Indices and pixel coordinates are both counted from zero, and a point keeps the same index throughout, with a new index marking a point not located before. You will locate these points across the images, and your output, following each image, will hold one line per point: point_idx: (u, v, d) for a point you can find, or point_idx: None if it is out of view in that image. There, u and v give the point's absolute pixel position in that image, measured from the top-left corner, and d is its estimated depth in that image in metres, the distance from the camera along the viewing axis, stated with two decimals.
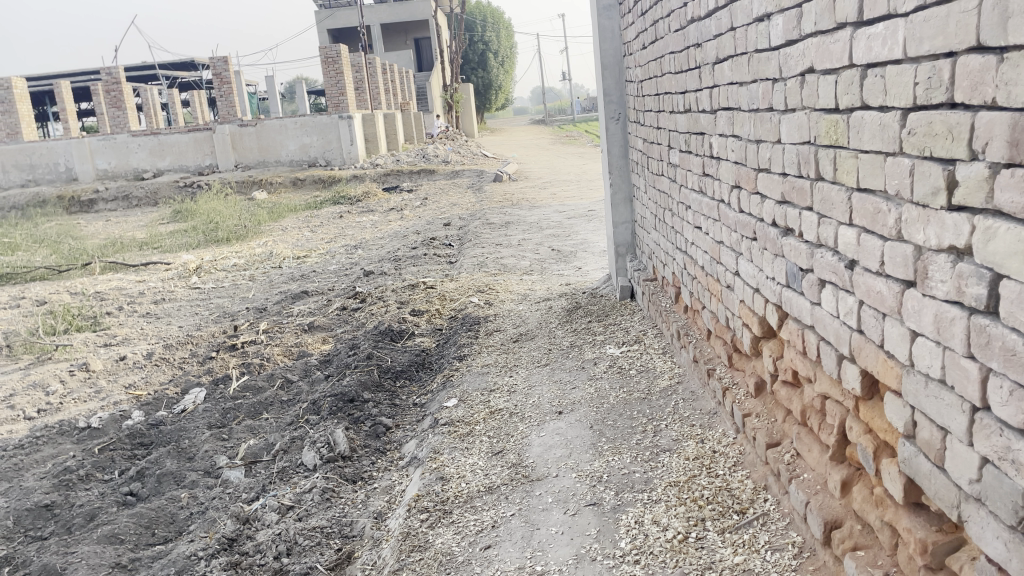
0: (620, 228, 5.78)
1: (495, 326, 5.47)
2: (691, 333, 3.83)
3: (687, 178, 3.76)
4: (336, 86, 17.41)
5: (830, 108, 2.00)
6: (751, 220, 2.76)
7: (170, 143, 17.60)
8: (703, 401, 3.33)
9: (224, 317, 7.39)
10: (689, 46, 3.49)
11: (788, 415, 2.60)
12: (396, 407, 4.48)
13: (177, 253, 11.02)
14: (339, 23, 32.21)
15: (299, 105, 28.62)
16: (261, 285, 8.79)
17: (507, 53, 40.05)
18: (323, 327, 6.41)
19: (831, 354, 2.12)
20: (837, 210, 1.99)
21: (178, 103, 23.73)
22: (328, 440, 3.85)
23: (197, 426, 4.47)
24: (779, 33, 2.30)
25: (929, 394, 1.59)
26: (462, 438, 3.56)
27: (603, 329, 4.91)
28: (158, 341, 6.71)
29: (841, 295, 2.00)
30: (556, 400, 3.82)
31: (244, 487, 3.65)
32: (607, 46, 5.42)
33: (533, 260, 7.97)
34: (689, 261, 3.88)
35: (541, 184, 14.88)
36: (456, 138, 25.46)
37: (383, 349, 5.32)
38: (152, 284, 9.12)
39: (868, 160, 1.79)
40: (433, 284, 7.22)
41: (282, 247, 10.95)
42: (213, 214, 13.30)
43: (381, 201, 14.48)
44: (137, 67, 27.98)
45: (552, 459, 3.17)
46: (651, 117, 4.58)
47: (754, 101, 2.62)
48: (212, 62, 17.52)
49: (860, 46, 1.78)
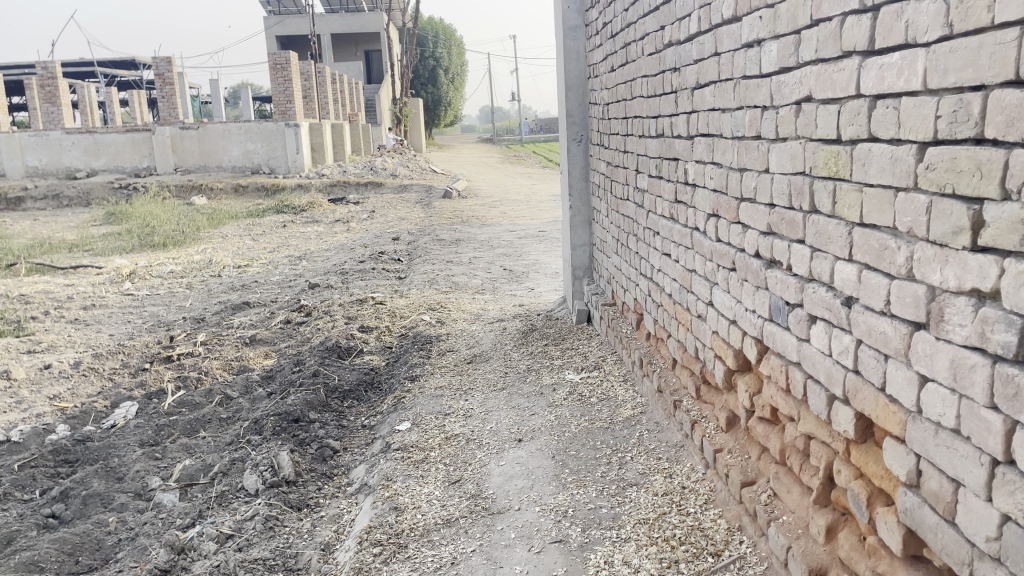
0: (577, 251, 5.70)
1: (448, 345, 5.31)
2: (654, 362, 3.75)
3: (656, 204, 3.69)
4: (284, 93, 16.98)
5: (829, 139, 1.93)
6: (729, 250, 2.69)
7: (106, 142, 16.94)
8: (669, 433, 3.23)
9: (159, 327, 7.04)
10: (664, 70, 3.44)
11: (763, 453, 2.52)
12: (344, 429, 4.27)
13: (109, 257, 10.55)
14: (289, 30, 31.72)
15: (244, 111, 28.01)
16: (200, 294, 8.46)
17: (458, 70, 40.07)
18: (265, 341, 6.14)
19: (819, 394, 2.04)
20: (835, 245, 1.91)
21: (115, 102, 22.93)
22: (272, 463, 3.63)
23: (128, 444, 4.18)
24: (772, 59, 2.24)
25: (939, 444, 1.52)
26: (416, 465, 3.39)
27: (561, 353, 4.80)
28: (87, 350, 6.33)
29: (836, 333, 1.92)
30: (514, 427, 3.68)
31: (178, 513, 3.38)
32: (571, 67, 5.38)
33: (485, 279, 7.84)
34: (654, 287, 3.80)
35: (491, 202, 14.80)
36: (404, 152, 25.25)
37: (330, 366, 5.11)
38: (81, 289, 8.66)
39: (873, 195, 1.72)
40: (382, 300, 7.02)
41: (222, 255, 10.58)
42: (149, 218, 12.80)
43: (327, 212, 14.18)
44: (74, 63, 27.06)
45: (513, 491, 3.02)
46: (617, 140, 4.53)
47: (739, 128, 2.55)
48: (154, 61, 16.93)
49: (870, 76, 1.71)
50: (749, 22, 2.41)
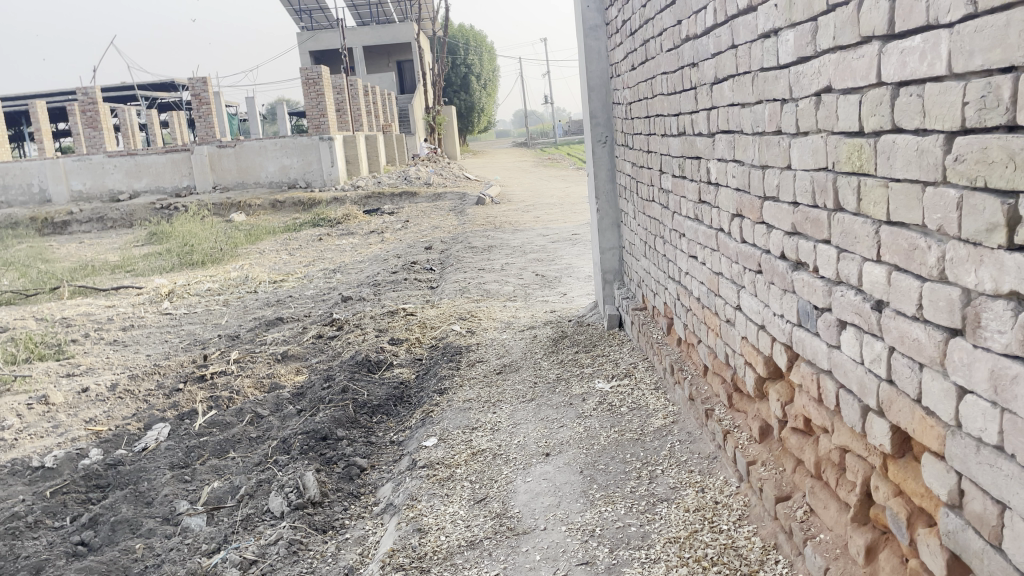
0: (607, 254, 5.58)
1: (478, 356, 5.23)
2: (685, 368, 3.62)
3: (681, 205, 3.56)
4: (317, 108, 16.92)
5: (852, 132, 1.79)
6: (755, 252, 2.56)
7: (146, 164, 17.27)
8: (702, 444, 3.10)
9: (195, 346, 7.08)
10: (683, 66, 3.30)
11: (798, 465, 2.38)
12: (372, 446, 4.20)
13: (149, 277, 10.70)
14: (321, 44, 32.04)
15: (280, 127, 28.34)
16: (236, 311, 8.51)
17: (490, 76, 40.12)
18: (296, 356, 6.13)
19: (852, 405, 1.90)
20: (862, 245, 1.78)
21: (155, 123, 23.39)
22: (297, 484, 3.58)
23: (158, 467, 4.18)
24: (790, 49, 2.10)
25: (981, 461, 1.38)
26: (441, 483, 3.31)
27: (591, 361, 4.68)
28: (123, 371, 6.39)
29: (867, 339, 1.78)
30: (542, 441, 3.58)
31: (204, 539, 3.35)
32: (593, 68, 5.26)
33: (517, 285, 7.76)
34: (683, 291, 3.67)
35: (524, 206, 14.71)
36: (439, 160, 25.36)
37: (360, 382, 5.05)
38: (121, 310, 8.79)
39: (901, 191, 1.58)
40: (413, 311, 6.98)
41: (259, 271, 10.65)
42: (189, 236, 12.98)
43: (361, 224, 14.23)
44: (115, 88, 27.71)
45: (539, 509, 2.92)
46: (641, 140, 4.40)
47: (759, 123, 2.42)
48: (189, 82, 17.20)
49: (892, 63, 1.58)
50: (765, 11, 2.28)
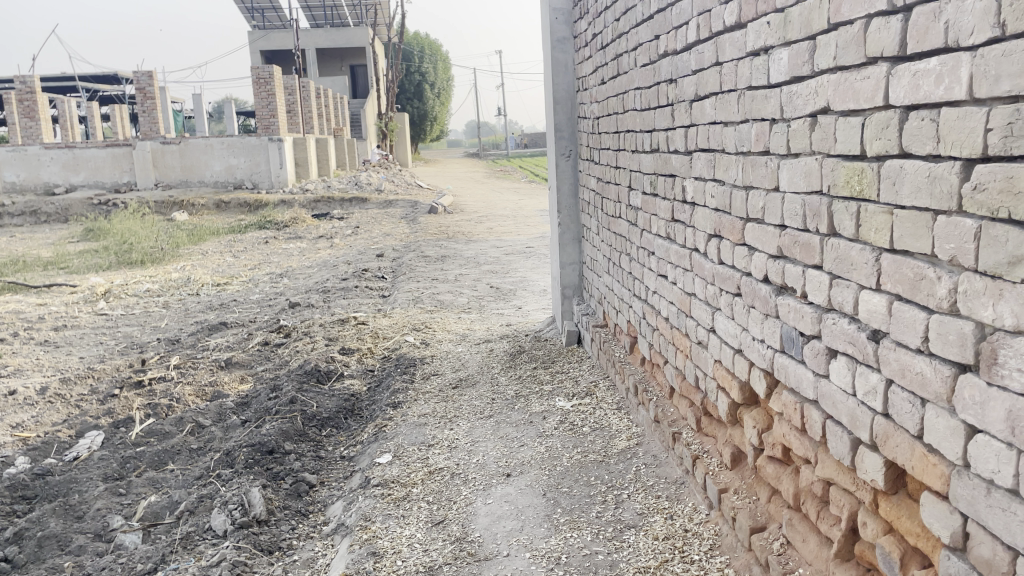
0: (566, 270, 5.51)
1: (433, 369, 5.09)
2: (650, 390, 3.55)
3: (651, 223, 3.50)
4: (267, 108, 16.68)
5: (851, 155, 1.74)
6: (733, 274, 2.49)
7: (85, 158, 16.63)
8: (668, 469, 3.02)
9: (132, 349, 6.76)
10: (660, 82, 3.25)
11: (774, 495, 2.31)
12: (321, 461, 4.02)
13: (85, 275, 10.26)
14: (273, 44, 31.46)
15: (227, 125, 27.71)
16: (177, 313, 8.19)
17: (445, 85, 39.92)
18: (241, 364, 5.89)
19: (841, 437, 1.84)
20: (859, 272, 1.72)
21: (96, 116, 22.59)
22: (242, 501, 3.37)
23: (90, 478, 3.93)
24: (783, 68, 2.05)
25: (991, 505, 1.33)
26: (397, 504, 3.16)
27: (551, 377, 4.59)
28: (55, 374, 6.06)
29: (861, 370, 1.73)
30: (502, 460, 3.47)
31: (139, 558, 3.11)
32: (560, 80, 5.19)
33: (471, 297, 7.64)
34: (649, 310, 3.61)
35: (477, 217, 14.61)
36: (390, 167, 25.11)
37: (309, 393, 4.86)
38: (53, 309, 8.37)
39: (908, 218, 1.53)
40: (364, 320, 6.80)
41: (202, 272, 10.30)
42: (128, 235, 12.51)
43: (310, 228, 13.94)
44: (55, 78, 26.75)
45: (501, 534, 2.80)
46: (608, 155, 4.34)
47: (744, 143, 2.36)
48: (135, 75, 16.72)
49: (902, 85, 1.52)
50: (755, 28, 2.22)
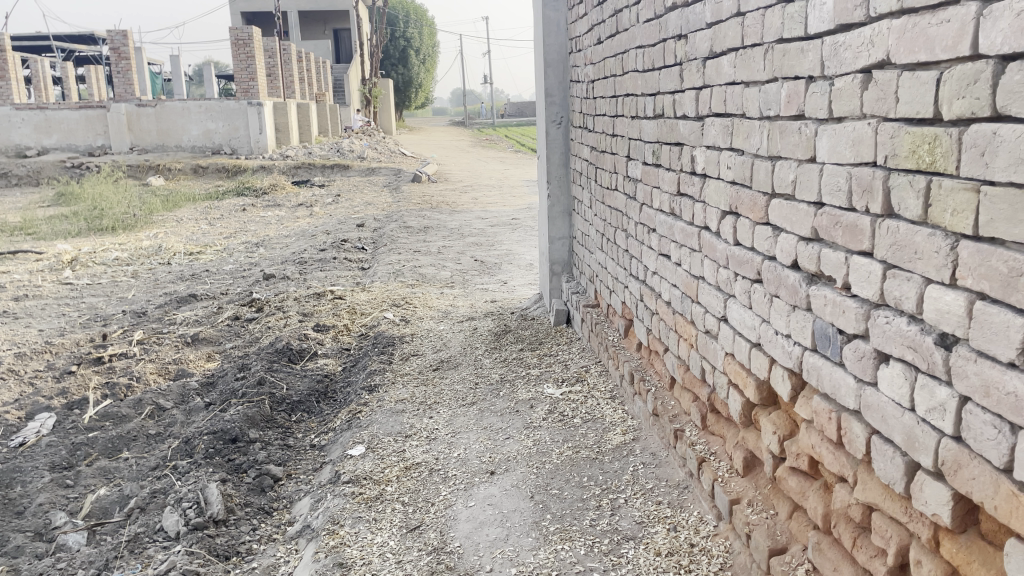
0: (556, 245, 5.18)
1: (412, 349, 4.77)
2: (647, 378, 3.26)
3: (652, 196, 3.18)
4: (246, 71, 16.11)
5: (919, 118, 1.42)
6: (753, 258, 2.17)
7: (58, 119, 16.01)
8: (668, 470, 2.73)
9: (95, 322, 6.37)
10: (666, 38, 2.90)
11: (796, 512, 2.02)
12: (289, 450, 3.71)
13: (51, 242, 9.78)
14: (255, 6, 30.56)
15: (207, 89, 26.92)
16: (145, 284, 7.78)
17: (430, 51, 39.15)
18: (209, 340, 5.53)
19: (891, 458, 1.54)
20: (924, 263, 1.41)
21: (70, 77, 21.87)
22: (198, 498, 3.06)
23: (35, 467, 3.59)
24: (825, 15, 1.72)
25: None
26: (368, 504, 2.86)
27: (538, 361, 4.28)
28: (10, 348, 5.66)
29: (922, 382, 1.42)
30: (486, 455, 3.16)
31: (80, 563, 2.79)
32: (551, 41, 4.81)
33: (454, 271, 7.30)
34: (648, 292, 3.29)
35: (462, 187, 14.22)
36: (374, 133, 24.56)
37: (279, 373, 4.53)
38: (16, 277, 7.94)
39: (1001, 198, 1.22)
40: (341, 295, 6.45)
41: (174, 241, 9.85)
42: (99, 200, 12.00)
43: (289, 195, 13.48)
44: (28, 37, 25.91)
45: (483, 544, 2.50)
46: (604, 122, 4.01)
47: (771, 105, 2.03)
48: (109, 34, 16.19)
49: (999, 28, 1.21)
50: None
